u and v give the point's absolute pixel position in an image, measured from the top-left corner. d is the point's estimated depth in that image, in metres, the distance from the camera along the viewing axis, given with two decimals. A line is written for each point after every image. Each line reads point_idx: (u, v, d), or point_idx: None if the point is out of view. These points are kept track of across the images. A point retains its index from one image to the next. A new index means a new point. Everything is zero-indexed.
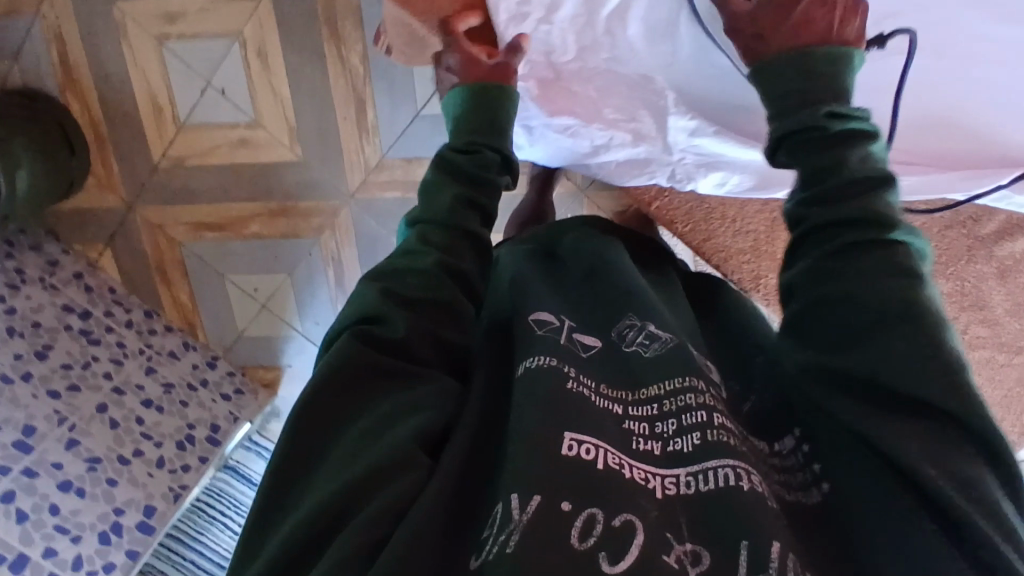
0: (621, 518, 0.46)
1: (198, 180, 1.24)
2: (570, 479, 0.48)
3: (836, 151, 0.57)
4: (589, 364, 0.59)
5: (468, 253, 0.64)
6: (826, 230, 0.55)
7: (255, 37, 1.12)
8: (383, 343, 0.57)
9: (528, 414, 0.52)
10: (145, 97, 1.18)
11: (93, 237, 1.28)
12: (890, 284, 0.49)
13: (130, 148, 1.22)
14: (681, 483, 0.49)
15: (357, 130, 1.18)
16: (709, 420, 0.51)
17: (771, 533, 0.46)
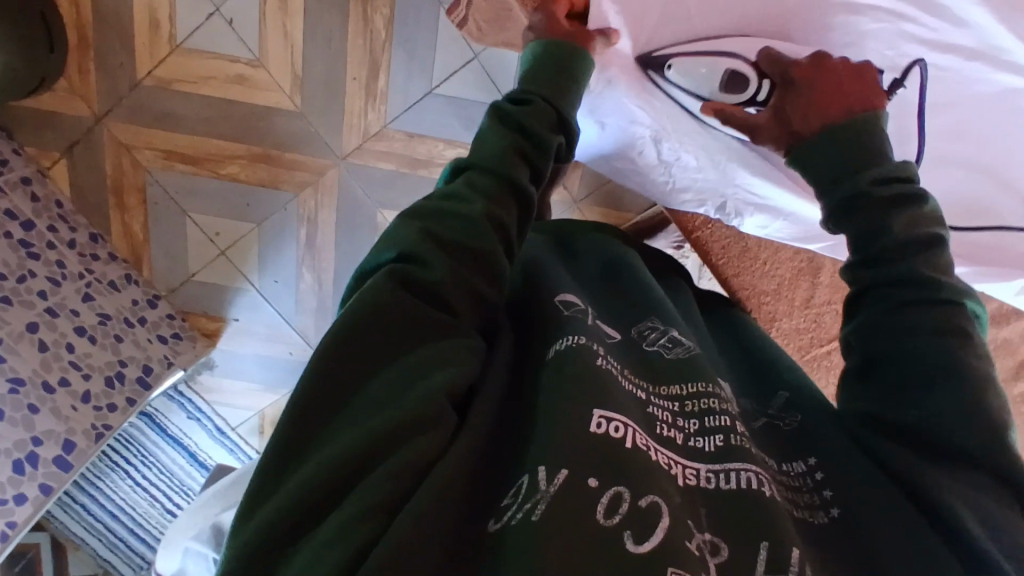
0: (648, 499, 0.43)
1: (182, 108, 1.17)
2: (595, 452, 0.45)
3: (881, 216, 0.58)
4: (613, 348, 0.58)
5: (512, 207, 0.58)
6: (889, 288, 0.56)
7: None
8: (420, 284, 0.51)
9: (556, 388, 0.50)
10: (144, 8, 1.10)
11: (50, 143, 1.18)
12: (943, 344, 0.52)
13: (115, 57, 1.13)
14: (701, 476, 0.48)
15: (364, 93, 1.15)
16: (730, 424, 0.51)
17: (788, 538, 0.44)
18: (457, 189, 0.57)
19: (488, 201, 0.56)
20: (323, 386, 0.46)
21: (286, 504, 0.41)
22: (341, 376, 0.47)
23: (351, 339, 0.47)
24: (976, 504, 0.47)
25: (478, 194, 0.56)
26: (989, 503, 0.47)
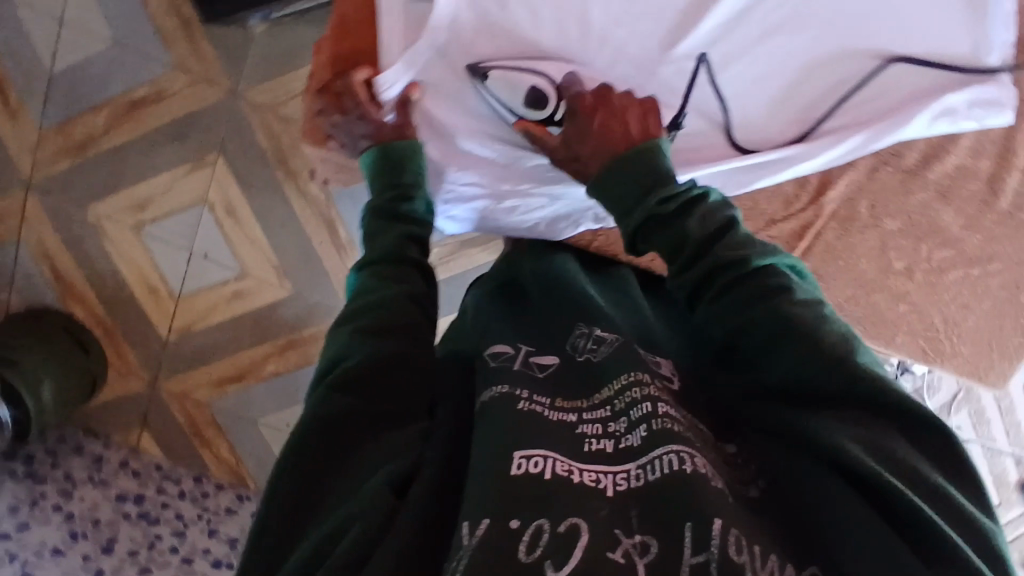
0: (568, 524, 0.46)
1: (205, 341, 1.31)
2: (521, 493, 0.48)
3: (675, 222, 0.61)
4: (545, 382, 0.61)
5: (417, 279, 0.65)
6: (703, 273, 0.59)
7: (219, 197, 1.21)
8: (356, 388, 0.57)
9: (488, 435, 0.54)
10: (140, 282, 1.27)
11: (127, 423, 1.32)
12: (782, 310, 0.55)
13: (136, 330, 1.29)
14: (631, 476, 0.50)
15: (335, 250, 1.24)
16: (652, 411, 0.53)
17: (717, 510, 0.45)
18: (377, 285, 0.63)
19: (394, 283, 0.63)
20: (286, 506, 0.52)
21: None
22: (302, 491, 0.52)
23: (306, 455, 0.53)
24: (871, 440, 0.49)
25: (393, 283, 0.63)
26: (874, 431, 0.49)
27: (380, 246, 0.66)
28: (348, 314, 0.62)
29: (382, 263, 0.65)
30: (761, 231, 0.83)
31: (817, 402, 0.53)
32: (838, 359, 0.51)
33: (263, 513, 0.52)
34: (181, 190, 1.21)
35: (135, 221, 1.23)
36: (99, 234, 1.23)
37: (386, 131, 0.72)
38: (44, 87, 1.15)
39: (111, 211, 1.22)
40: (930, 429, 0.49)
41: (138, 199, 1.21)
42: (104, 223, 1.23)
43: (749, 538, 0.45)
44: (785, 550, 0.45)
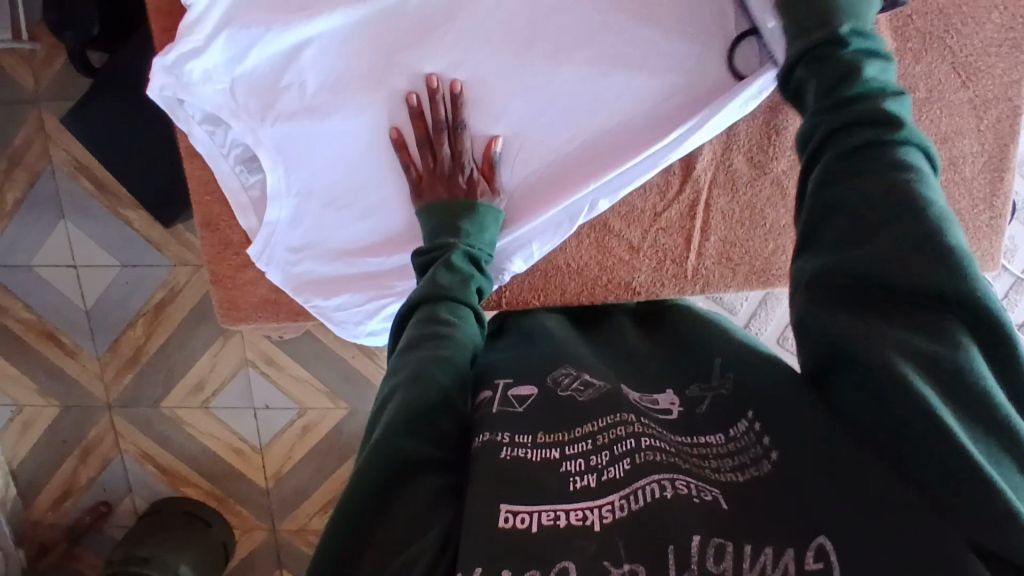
0: (559, 569, 0.42)
1: (298, 477, 1.41)
2: (505, 549, 0.43)
3: (837, 62, 0.51)
4: (527, 416, 0.56)
5: (469, 325, 0.59)
6: (838, 126, 0.50)
7: (256, 352, 1.33)
8: (422, 422, 0.51)
9: (480, 475, 0.49)
10: (226, 448, 1.40)
11: (269, 569, 1.47)
12: (891, 181, 0.46)
13: (241, 488, 1.43)
14: (616, 507, 0.45)
15: (366, 357, 1.31)
16: (636, 445, 0.49)
17: (705, 532, 0.42)
18: (432, 327, 0.57)
19: (450, 325, 0.58)
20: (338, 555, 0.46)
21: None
22: (353, 540, 0.47)
23: (371, 493, 0.48)
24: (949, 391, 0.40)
25: (451, 323, 0.58)
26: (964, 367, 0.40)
27: (436, 283, 0.60)
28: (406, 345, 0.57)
29: (433, 304, 0.59)
30: (651, 229, 0.78)
31: (957, 318, 0.42)
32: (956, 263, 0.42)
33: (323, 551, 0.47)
34: (223, 360, 1.33)
35: (200, 400, 1.37)
36: (176, 423, 1.39)
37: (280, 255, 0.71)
38: (87, 323, 1.33)
39: (178, 400, 1.37)
40: (1006, 350, 0.41)
41: (194, 382, 1.35)
42: (177, 412, 1.38)
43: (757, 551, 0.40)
44: (786, 540, 0.41)
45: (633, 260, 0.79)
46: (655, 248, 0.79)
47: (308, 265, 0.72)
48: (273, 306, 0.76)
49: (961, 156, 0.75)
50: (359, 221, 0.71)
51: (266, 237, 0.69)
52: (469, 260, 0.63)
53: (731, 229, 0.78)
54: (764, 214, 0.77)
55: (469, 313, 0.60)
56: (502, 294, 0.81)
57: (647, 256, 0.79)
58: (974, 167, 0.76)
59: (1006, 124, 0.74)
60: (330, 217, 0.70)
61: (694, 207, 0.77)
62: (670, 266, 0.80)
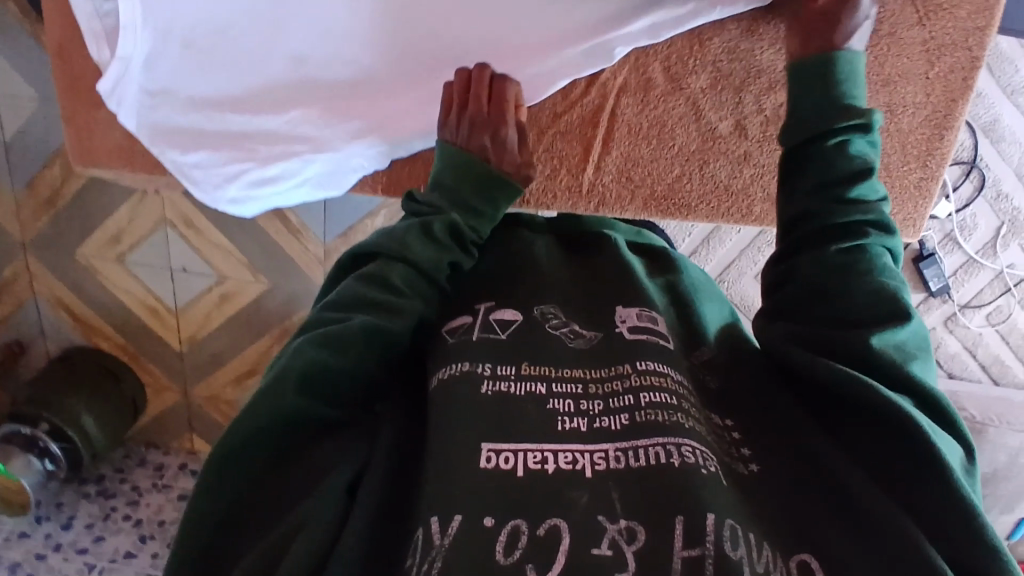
0: (547, 526, 0.41)
1: (216, 345, 1.39)
2: (489, 490, 0.43)
3: (819, 164, 0.52)
4: (511, 343, 0.56)
5: (420, 292, 0.59)
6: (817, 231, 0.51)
7: (175, 214, 1.27)
8: (314, 383, 0.50)
9: (449, 418, 0.48)
10: (142, 306, 1.37)
11: (179, 431, 1.48)
12: (852, 282, 0.48)
13: (156, 349, 1.41)
14: (610, 457, 0.45)
15: (292, 236, 1.27)
16: (636, 401, 0.48)
17: (711, 502, 0.40)
18: (371, 291, 0.56)
19: (394, 293, 0.57)
20: (218, 518, 0.45)
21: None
22: (234, 506, 0.46)
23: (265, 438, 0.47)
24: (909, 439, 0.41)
25: (399, 294, 0.57)
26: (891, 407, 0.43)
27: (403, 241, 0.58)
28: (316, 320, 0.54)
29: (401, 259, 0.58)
30: (549, 130, 0.80)
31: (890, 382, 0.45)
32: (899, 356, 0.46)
33: (204, 480, 0.46)
34: (141, 216, 1.27)
35: (115, 254, 1.32)
36: (92, 274, 1.34)
37: (137, 91, 0.69)
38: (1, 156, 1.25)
39: (93, 250, 1.32)
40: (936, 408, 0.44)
41: (111, 234, 1.30)
42: (92, 262, 1.33)
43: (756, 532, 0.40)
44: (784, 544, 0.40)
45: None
46: (550, 154, 0.82)
47: (167, 112, 0.71)
48: (126, 156, 0.79)
49: (899, 104, 0.76)
50: (219, 71, 0.69)
51: (119, 76, 0.67)
52: (449, 232, 0.60)
53: (635, 145, 0.81)
54: (673, 133, 0.79)
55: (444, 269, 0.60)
56: (380, 178, 0.85)
57: (541, 161, 0.82)
58: (910, 120, 0.76)
59: (955, 76, 0.74)
60: (186, 65, 0.68)
61: (598, 113, 0.78)
62: (565, 175, 0.83)
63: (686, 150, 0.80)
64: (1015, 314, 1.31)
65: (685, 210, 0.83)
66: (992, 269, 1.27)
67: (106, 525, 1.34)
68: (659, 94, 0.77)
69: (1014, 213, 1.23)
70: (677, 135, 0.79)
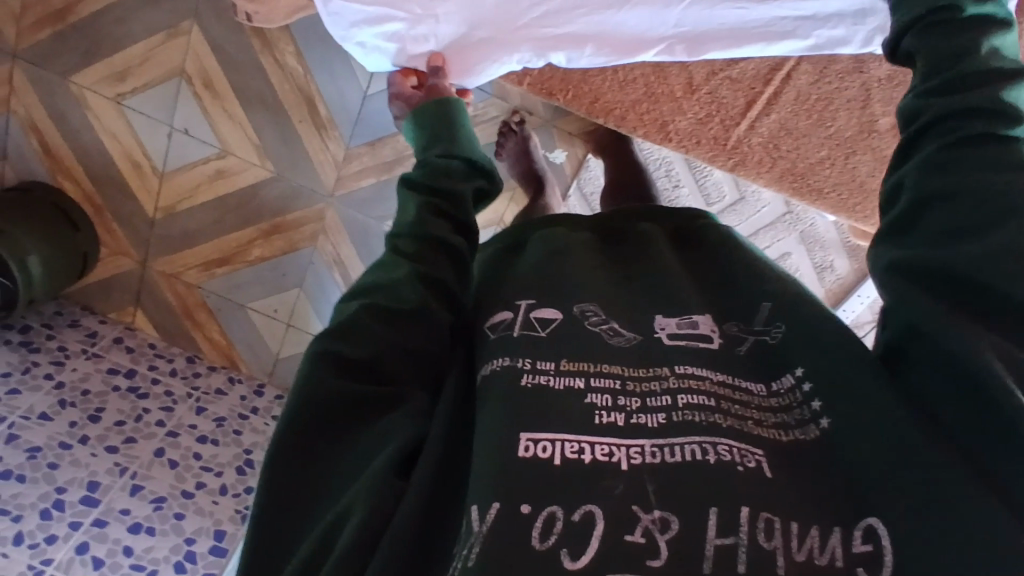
0: (582, 511, 0.43)
1: (194, 221, 1.28)
2: (525, 478, 0.45)
3: (987, 132, 0.50)
4: (548, 341, 0.56)
5: (445, 258, 0.64)
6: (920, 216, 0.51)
7: (196, 69, 1.16)
8: (350, 365, 0.56)
9: (492, 415, 0.51)
10: (124, 158, 1.24)
11: (122, 303, 1.36)
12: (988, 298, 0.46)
13: (127, 207, 1.28)
14: (646, 452, 0.46)
15: (315, 129, 1.19)
16: (673, 402, 0.49)
17: (742, 498, 0.43)
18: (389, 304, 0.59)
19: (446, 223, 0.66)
20: (274, 504, 0.50)
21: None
22: (286, 495, 0.50)
23: (303, 427, 0.52)
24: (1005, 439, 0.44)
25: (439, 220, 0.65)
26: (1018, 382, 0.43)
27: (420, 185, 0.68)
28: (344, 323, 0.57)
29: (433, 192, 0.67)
30: (716, 76, 0.87)
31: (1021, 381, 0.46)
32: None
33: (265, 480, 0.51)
34: (158, 59, 1.16)
35: (115, 92, 1.19)
36: (80, 106, 1.21)
37: None
38: None
39: (91, 82, 1.19)
40: None
41: (116, 70, 1.17)
42: (86, 93, 1.20)
43: (792, 519, 0.42)
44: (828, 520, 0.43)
45: (681, 106, 0.92)
46: (711, 98, 0.90)
47: None
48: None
49: None
50: None
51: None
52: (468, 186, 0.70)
53: (795, 115, 0.89)
54: (835, 116, 0.87)
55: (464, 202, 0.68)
56: (526, 76, 0.92)
57: (698, 103, 0.91)
58: None
59: None
60: None
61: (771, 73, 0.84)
62: (715, 123, 0.93)
63: (837, 135, 0.89)
64: None
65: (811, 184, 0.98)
66: None
67: (23, 379, 1.20)
68: (836, 72, 0.82)
69: None
70: (838, 118, 0.87)
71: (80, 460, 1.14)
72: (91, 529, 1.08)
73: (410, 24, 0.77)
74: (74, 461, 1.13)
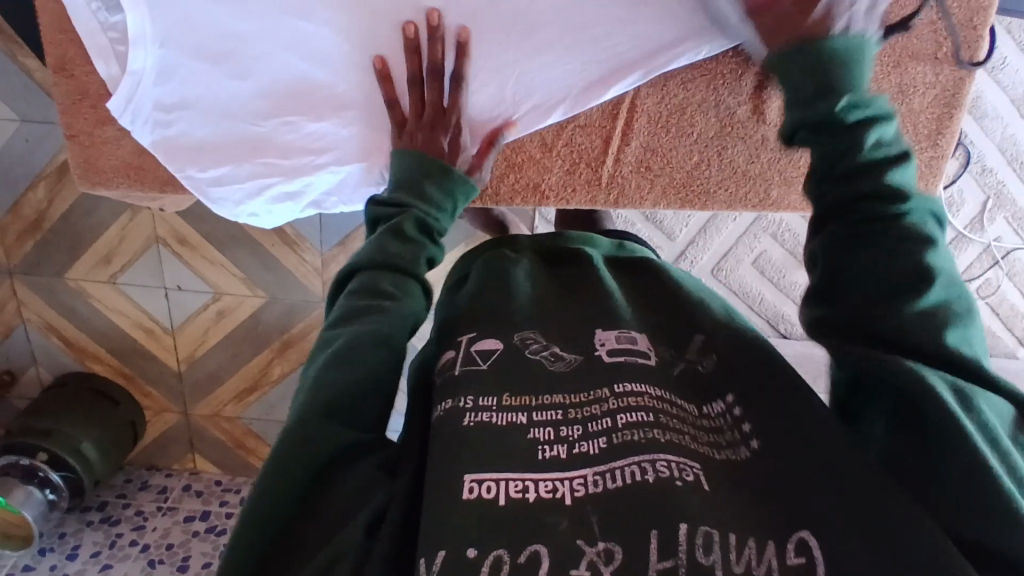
0: (529, 552, 0.41)
1: (214, 362, 1.37)
2: (472, 520, 0.43)
3: (839, 132, 0.56)
4: (492, 374, 0.55)
5: (403, 293, 0.59)
6: (852, 195, 0.53)
7: (168, 232, 1.25)
8: (338, 407, 0.50)
9: (440, 456, 0.48)
10: (136, 327, 1.34)
11: (180, 452, 1.45)
12: (900, 250, 0.50)
13: (153, 369, 1.38)
14: (588, 481, 0.45)
15: (289, 247, 1.25)
16: (613, 424, 0.48)
17: (689, 516, 0.42)
18: (362, 303, 0.57)
19: (388, 299, 0.58)
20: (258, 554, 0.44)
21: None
22: (271, 545, 0.45)
23: (285, 479, 0.46)
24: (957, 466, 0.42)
25: (391, 295, 0.58)
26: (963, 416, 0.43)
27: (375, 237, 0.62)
28: (348, 311, 0.57)
29: (378, 265, 0.60)
30: (568, 125, 0.82)
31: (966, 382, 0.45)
32: (939, 319, 0.47)
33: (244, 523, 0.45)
34: (133, 234, 1.25)
35: (107, 275, 1.29)
36: (83, 297, 1.31)
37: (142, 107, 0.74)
38: None
39: (85, 272, 1.29)
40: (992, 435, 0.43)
41: (101, 255, 1.27)
42: (84, 284, 1.30)
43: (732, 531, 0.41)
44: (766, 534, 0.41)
45: (543, 162, 0.85)
46: (570, 148, 0.84)
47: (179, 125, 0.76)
48: (135, 174, 0.82)
49: (911, 85, 0.78)
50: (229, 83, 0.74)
51: (133, 94, 0.74)
52: (422, 231, 0.64)
53: (654, 134, 0.83)
54: (691, 120, 0.82)
55: (413, 287, 0.60)
56: None
57: (560, 157, 0.85)
58: None
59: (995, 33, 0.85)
60: (201, 73, 0.73)
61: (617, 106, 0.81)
62: (584, 168, 0.86)
63: (704, 137, 0.83)
64: (1003, 285, 1.32)
65: (704, 197, 0.88)
66: (980, 243, 1.28)
67: (112, 552, 1.31)
68: (679, 81, 0.79)
69: (999, 186, 1.23)
70: (696, 121, 0.82)
71: None
72: None
73: (282, 181, 0.80)
74: None
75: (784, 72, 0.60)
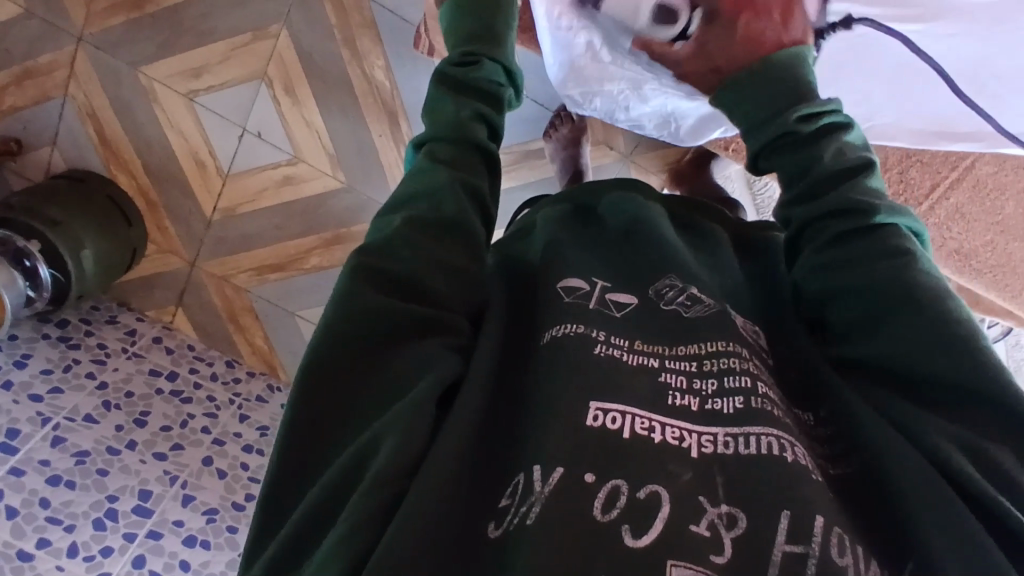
0: (647, 491, 0.41)
1: (253, 224, 1.25)
2: (591, 447, 0.43)
3: (803, 151, 0.63)
4: (625, 324, 0.53)
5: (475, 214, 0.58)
6: (820, 211, 0.60)
7: (280, 75, 1.14)
8: (383, 275, 0.52)
9: (560, 379, 0.48)
10: (189, 157, 1.21)
11: (163, 301, 1.31)
12: (890, 263, 0.54)
13: (185, 207, 1.24)
14: (718, 441, 0.44)
15: (395, 144, 1.18)
16: (753, 388, 0.47)
17: (817, 505, 0.41)
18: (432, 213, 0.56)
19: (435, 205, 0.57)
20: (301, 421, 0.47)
21: (285, 543, 0.43)
22: (320, 423, 0.47)
23: (329, 360, 0.48)
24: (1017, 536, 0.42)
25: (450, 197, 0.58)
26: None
27: (444, 122, 0.64)
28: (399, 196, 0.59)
29: (449, 138, 0.63)
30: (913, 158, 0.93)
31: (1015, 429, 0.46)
32: (964, 353, 0.48)
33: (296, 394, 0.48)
34: (239, 61, 1.14)
35: (188, 89, 1.16)
36: (148, 98, 1.17)
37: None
38: None
39: (164, 75, 1.15)
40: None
41: (193, 66, 1.15)
42: (156, 86, 1.16)
43: (847, 532, 0.41)
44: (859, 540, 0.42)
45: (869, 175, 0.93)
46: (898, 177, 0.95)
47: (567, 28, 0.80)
48: None
49: None
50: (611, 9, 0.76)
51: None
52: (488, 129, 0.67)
53: (971, 201, 0.94)
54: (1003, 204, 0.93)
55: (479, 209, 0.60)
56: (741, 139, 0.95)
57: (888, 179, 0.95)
58: None
59: None
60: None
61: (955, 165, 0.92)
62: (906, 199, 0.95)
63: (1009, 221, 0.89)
64: None
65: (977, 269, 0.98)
66: None
67: (65, 377, 1.15)
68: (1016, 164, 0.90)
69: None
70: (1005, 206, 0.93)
71: (130, 467, 1.09)
72: (146, 541, 1.04)
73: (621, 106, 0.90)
74: (124, 467, 1.09)
75: (736, 99, 0.69)
